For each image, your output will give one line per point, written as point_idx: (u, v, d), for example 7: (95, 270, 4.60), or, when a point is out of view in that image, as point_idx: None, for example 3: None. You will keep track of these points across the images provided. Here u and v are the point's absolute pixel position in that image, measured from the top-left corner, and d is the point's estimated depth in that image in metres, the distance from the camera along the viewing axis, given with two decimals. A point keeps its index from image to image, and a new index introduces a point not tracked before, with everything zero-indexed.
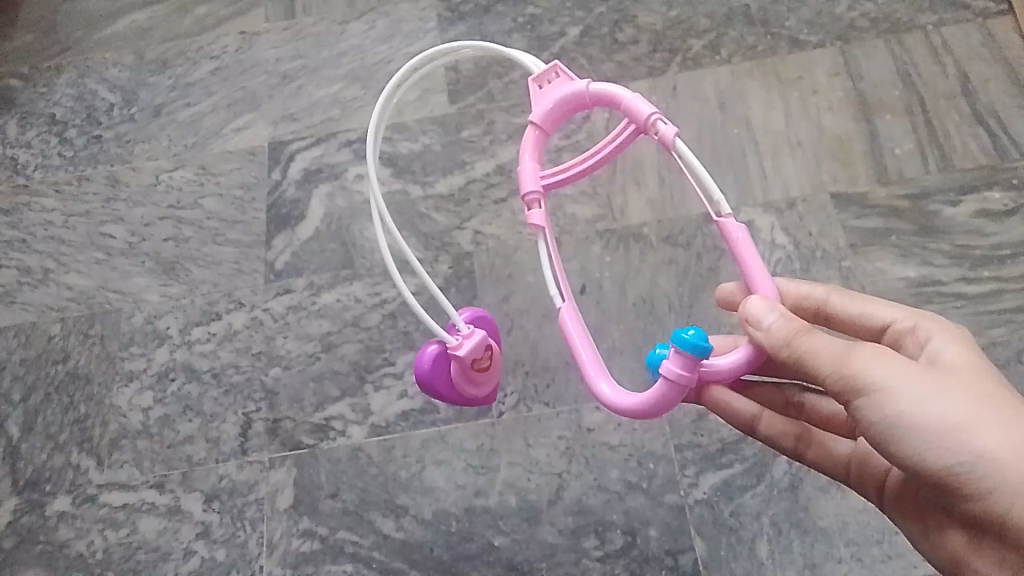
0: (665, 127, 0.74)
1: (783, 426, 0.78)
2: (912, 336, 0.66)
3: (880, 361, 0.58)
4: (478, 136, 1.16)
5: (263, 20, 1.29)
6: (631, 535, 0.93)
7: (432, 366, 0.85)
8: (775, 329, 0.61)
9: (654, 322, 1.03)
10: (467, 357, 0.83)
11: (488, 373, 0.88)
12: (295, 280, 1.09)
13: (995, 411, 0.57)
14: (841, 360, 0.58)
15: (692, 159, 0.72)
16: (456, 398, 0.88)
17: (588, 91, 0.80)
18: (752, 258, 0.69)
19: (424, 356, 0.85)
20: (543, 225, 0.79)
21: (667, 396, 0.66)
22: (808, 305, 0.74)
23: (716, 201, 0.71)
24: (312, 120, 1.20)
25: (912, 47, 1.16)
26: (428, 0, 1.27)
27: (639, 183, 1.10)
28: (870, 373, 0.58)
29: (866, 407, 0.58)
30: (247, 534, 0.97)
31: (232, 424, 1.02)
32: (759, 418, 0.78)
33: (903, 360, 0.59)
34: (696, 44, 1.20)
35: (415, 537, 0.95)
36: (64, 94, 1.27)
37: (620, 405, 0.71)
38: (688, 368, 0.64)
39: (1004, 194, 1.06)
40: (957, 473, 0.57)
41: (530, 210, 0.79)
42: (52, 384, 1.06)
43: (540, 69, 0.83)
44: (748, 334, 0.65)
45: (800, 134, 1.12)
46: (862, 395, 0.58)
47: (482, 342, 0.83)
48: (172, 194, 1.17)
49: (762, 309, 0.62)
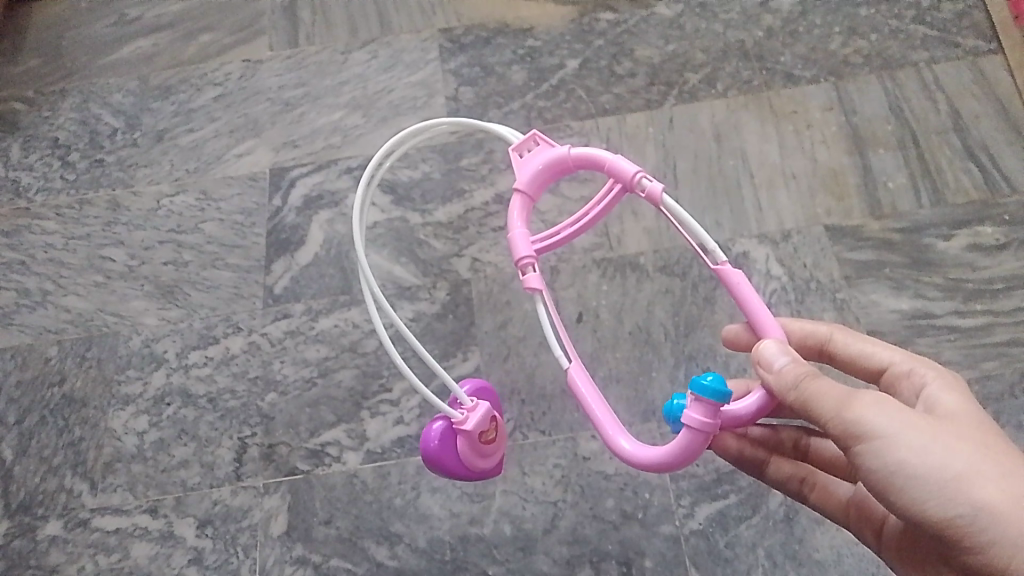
0: (651, 184, 0.77)
1: (790, 470, 0.78)
2: (908, 380, 0.67)
3: (881, 407, 0.59)
4: (477, 165, 1.17)
5: (267, 48, 1.31)
6: (626, 566, 0.92)
7: (440, 444, 0.85)
8: (786, 372, 0.63)
9: (651, 351, 1.03)
10: (474, 430, 0.85)
11: (494, 443, 0.90)
12: (294, 305, 1.09)
13: (996, 463, 0.57)
14: (843, 405, 0.59)
15: (681, 212, 0.76)
16: (464, 473, 0.89)
17: (570, 154, 0.83)
18: (754, 302, 0.71)
19: (431, 435, 0.86)
20: (540, 288, 0.80)
21: (691, 446, 0.66)
22: (814, 343, 0.75)
23: (710, 249, 0.74)
24: (313, 147, 1.21)
25: (904, 83, 1.18)
26: (429, 31, 1.29)
27: (636, 213, 1.11)
28: (870, 419, 0.58)
29: (866, 454, 0.59)
30: (239, 561, 0.96)
31: (227, 449, 1.02)
32: (767, 461, 0.79)
33: (903, 408, 0.59)
34: (693, 78, 1.22)
35: (409, 565, 0.94)
36: (68, 118, 1.28)
37: (640, 460, 0.72)
38: (711, 415, 0.65)
39: (996, 228, 1.08)
40: (958, 526, 0.57)
41: (524, 274, 0.81)
42: (48, 407, 1.06)
43: (519, 139, 0.87)
44: (759, 377, 0.66)
45: (794, 167, 1.14)
46: (862, 441, 0.59)
47: (487, 412, 0.85)
48: (173, 218, 1.18)
49: (775, 351, 0.65)
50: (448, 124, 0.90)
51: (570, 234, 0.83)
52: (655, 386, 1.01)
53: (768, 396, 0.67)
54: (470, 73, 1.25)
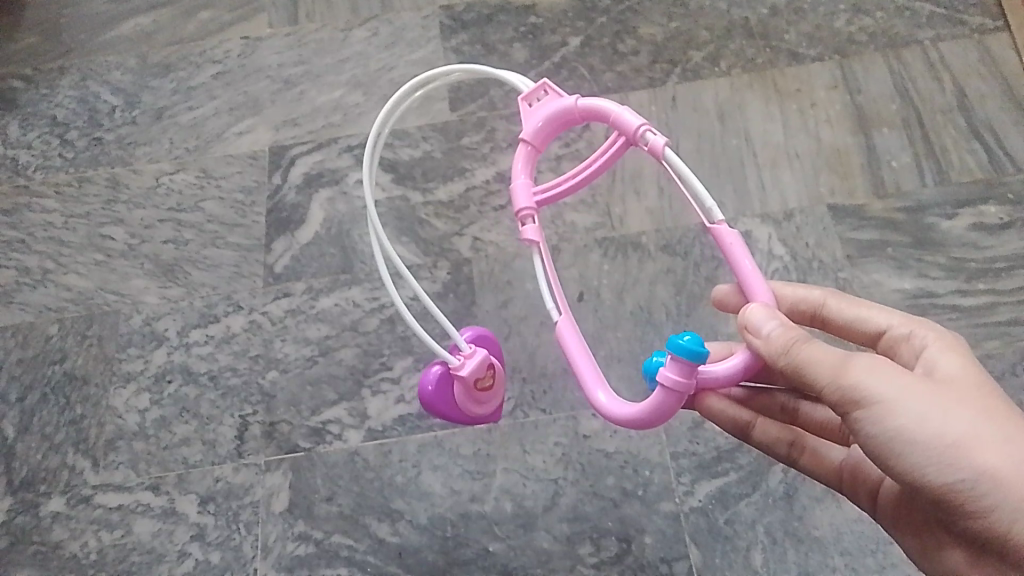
0: (654, 138, 0.76)
1: (778, 433, 0.78)
2: (907, 343, 0.67)
3: (880, 372, 0.58)
4: (479, 143, 1.16)
5: (266, 25, 1.30)
6: (626, 543, 0.93)
7: (436, 389, 0.86)
8: (774, 338, 0.63)
9: (652, 331, 1.03)
10: (471, 375, 0.85)
11: (490, 392, 0.90)
12: (294, 284, 1.09)
13: (996, 426, 0.57)
14: (838, 371, 0.59)
15: (681, 166, 0.74)
16: (461, 419, 0.90)
17: (577, 105, 0.82)
18: (745, 263, 0.71)
19: (427, 379, 0.87)
20: (537, 240, 0.80)
21: (664, 404, 0.66)
22: (806, 308, 0.76)
23: (708, 209, 0.73)
24: (314, 125, 1.21)
25: (909, 62, 1.17)
26: (430, 9, 1.28)
27: (638, 192, 1.11)
28: (868, 384, 0.58)
29: (865, 420, 0.58)
30: (241, 537, 0.97)
31: (228, 427, 1.02)
32: (753, 424, 0.79)
33: (902, 371, 0.59)
34: (696, 56, 1.21)
35: (410, 542, 0.95)
36: (67, 96, 1.27)
37: (613, 415, 0.72)
38: (686, 375, 0.64)
39: (1000, 208, 1.07)
40: (957, 491, 0.57)
41: (523, 225, 0.81)
42: (49, 384, 1.06)
43: (529, 88, 0.86)
44: (746, 341, 0.66)
45: (798, 146, 1.13)
46: (859, 407, 0.59)
47: (484, 359, 0.86)
48: (173, 196, 1.17)
49: (763, 317, 0.65)
50: (462, 69, 0.91)
51: (574, 183, 0.83)
52: None
53: (752, 356, 0.67)
54: (472, 51, 1.24)
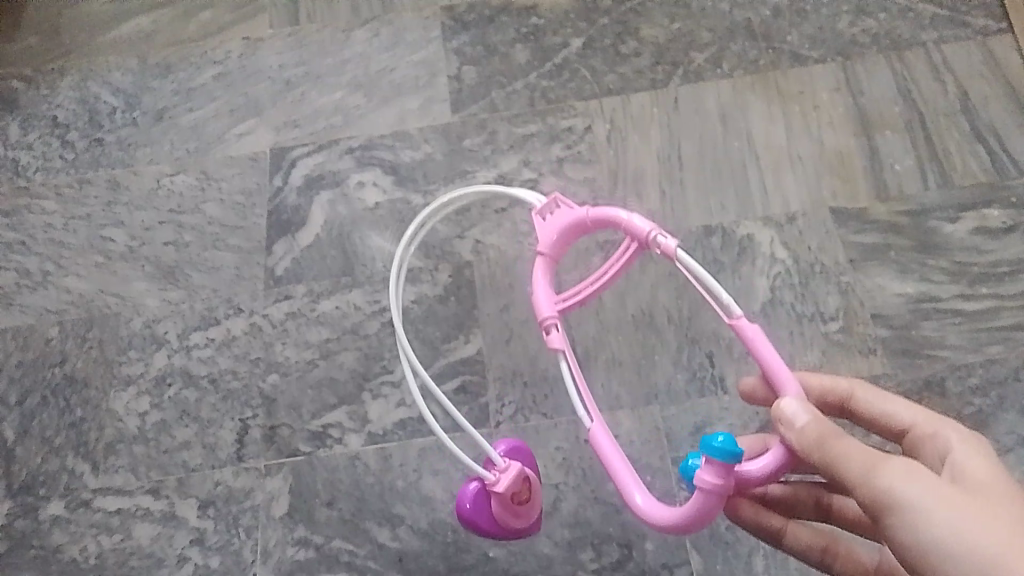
0: (665, 241, 0.77)
1: (809, 539, 0.77)
2: (934, 443, 0.64)
3: (913, 478, 0.56)
4: (480, 146, 1.16)
5: (267, 26, 1.29)
6: (627, 549, 0.92)
7: (473, 504, 0.86)
8: (808, 430, 0.61)
9: (654, 335, 1.03)
10: (507, 491, 0.84)
11: (528, 506, 0.87)
12: (295, 286, 1.09)
13: None
14: (872, 469, 0.57)
15: (698, 266, 0.74)
16: (502, 534, 0.87)
17: (589, 216, 0.84)
18: (770, 357, 0.70)
19: (465, 496, 0.87)
20: (563, 347, 0.83)
21: (706, 506, 0.66)
22: (834, 398, 0.74)
23: (726, 303, 0.73)
24: (314, 127, 1.20)
25: (912, 64, 1.17)
26: (431, 9, 1.27)
27: (639, 196, 1.11)
28: (901, 489, 0.55)
29: (897, 528, 0.56)
30: (241, 541, 0.96)
31: (229, 430, 1.02)
32: (785, 531, 0.77)
33: (936, 479, 0.56)
34: (699, 57, 1.20)
35: (411, 547, 0.95)
36: (67, 97, 1.27)
37: (654, 518, 0.73)
38: (722, 476, 0.64)
39: (1003, 211, 1.06)
40: None
41: (548, 333, 0.84)
42: (49, 388, 1.06)
43: (541, 201, 0.88)
44: (780, 434, 0.64)
45: (801, 149, 1.13)
46: (893, 513, 0.56)
47: (519, 471, 0.84)
48: (173, 199, 1.17)
49: (796, 408, 0.62)
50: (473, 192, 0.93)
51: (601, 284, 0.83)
52: (657, 370, 1.01)
53: (787, 451, 0.65)
54: (473, 52, 1.23)
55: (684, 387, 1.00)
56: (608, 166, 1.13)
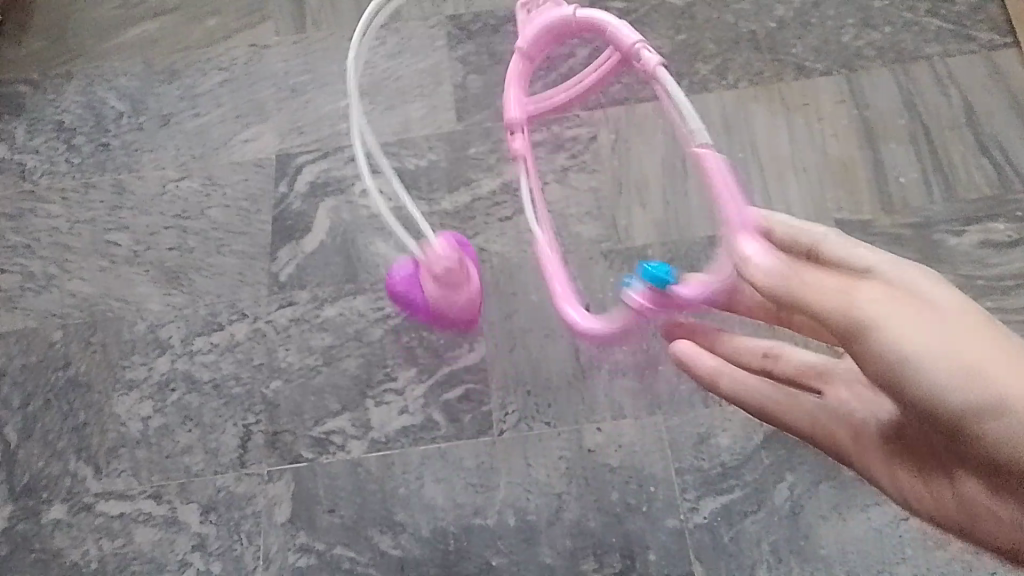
0: (647, 57, 0.96)
1: (746, 359, 0.72)
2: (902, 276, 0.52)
3: (884, 306, 0.51)
4: (485, 154, 1.17)
5: (273, 32, 1.30)
6: (630, 558, 0.92)
7: (405, 282, 1.04)
8: (771, 270, 0.57)
9: (658, 344, 1.02)
10: (429, 267, 1.00)
11: (460, 289, 1.01)
12: (299, 292, 1.09)
13: (1011, 360, 0.48)
14: (841, 300, 0.52)
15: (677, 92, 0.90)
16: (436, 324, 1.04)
17: (574, 17, 1.03)
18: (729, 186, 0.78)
19: (397, 276, 1.05)
20: (521, 152, 1.11)
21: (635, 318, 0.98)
22: (802, 245, 0.58)
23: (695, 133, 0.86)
24: (320, 134, 1.21)
25: (917, 77, 1.17)
26: (437, 17, 1.28)
27: (644, 204, 1.11)
28: (867, 313, 0.51)
29: (874, 346, 0.51)
30: (243, 548, 0.96)
31: (231, 436, 1.02)
32: (720, 371, 0.72)
33: (911, 303, 0.51)
34: (704, 68, 1.21)
35: (413, 555, 0.94)
36: (73, 101, 1.27)
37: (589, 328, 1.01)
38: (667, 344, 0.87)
39: (1007, 224, 1.07)
40: (970, 425, 0.48)
41: (513, 135, 1.12)
42: (52, 391, 1.06)
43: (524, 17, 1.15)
44: (739, 271, 0.61)
45: (805, 160, 1.13)
46: (862, 338, 0.51)
47: (444, 251, 1.00)
48: (178, 203, 1.17)
49: (756, 252, 0.60)
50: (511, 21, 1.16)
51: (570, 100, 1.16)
52: (661, 379, 1.00)
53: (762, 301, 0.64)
54: (478, 60, 1.24)
55: (687, 397, 0.99)
56: (612, 175, 1.14)
